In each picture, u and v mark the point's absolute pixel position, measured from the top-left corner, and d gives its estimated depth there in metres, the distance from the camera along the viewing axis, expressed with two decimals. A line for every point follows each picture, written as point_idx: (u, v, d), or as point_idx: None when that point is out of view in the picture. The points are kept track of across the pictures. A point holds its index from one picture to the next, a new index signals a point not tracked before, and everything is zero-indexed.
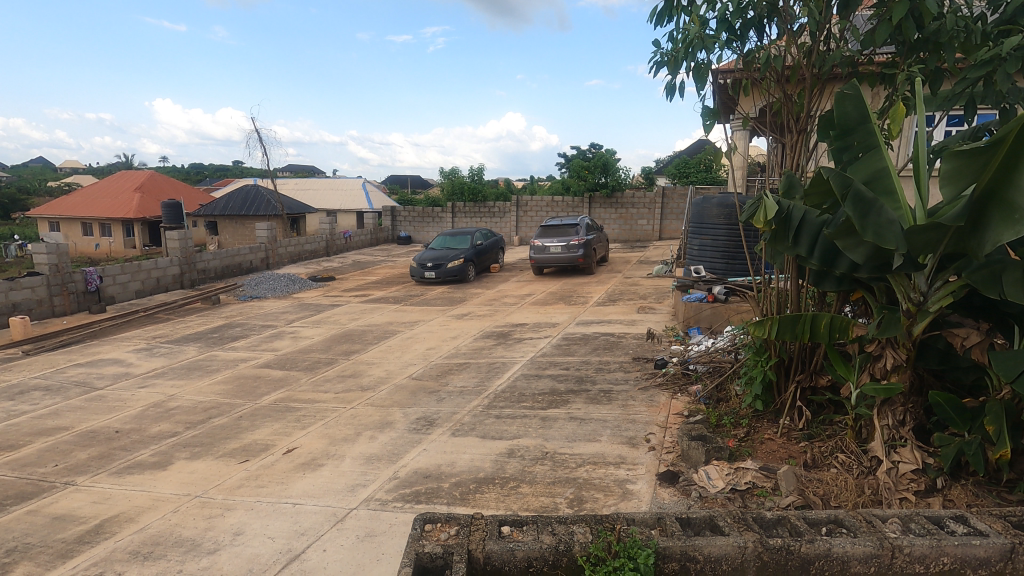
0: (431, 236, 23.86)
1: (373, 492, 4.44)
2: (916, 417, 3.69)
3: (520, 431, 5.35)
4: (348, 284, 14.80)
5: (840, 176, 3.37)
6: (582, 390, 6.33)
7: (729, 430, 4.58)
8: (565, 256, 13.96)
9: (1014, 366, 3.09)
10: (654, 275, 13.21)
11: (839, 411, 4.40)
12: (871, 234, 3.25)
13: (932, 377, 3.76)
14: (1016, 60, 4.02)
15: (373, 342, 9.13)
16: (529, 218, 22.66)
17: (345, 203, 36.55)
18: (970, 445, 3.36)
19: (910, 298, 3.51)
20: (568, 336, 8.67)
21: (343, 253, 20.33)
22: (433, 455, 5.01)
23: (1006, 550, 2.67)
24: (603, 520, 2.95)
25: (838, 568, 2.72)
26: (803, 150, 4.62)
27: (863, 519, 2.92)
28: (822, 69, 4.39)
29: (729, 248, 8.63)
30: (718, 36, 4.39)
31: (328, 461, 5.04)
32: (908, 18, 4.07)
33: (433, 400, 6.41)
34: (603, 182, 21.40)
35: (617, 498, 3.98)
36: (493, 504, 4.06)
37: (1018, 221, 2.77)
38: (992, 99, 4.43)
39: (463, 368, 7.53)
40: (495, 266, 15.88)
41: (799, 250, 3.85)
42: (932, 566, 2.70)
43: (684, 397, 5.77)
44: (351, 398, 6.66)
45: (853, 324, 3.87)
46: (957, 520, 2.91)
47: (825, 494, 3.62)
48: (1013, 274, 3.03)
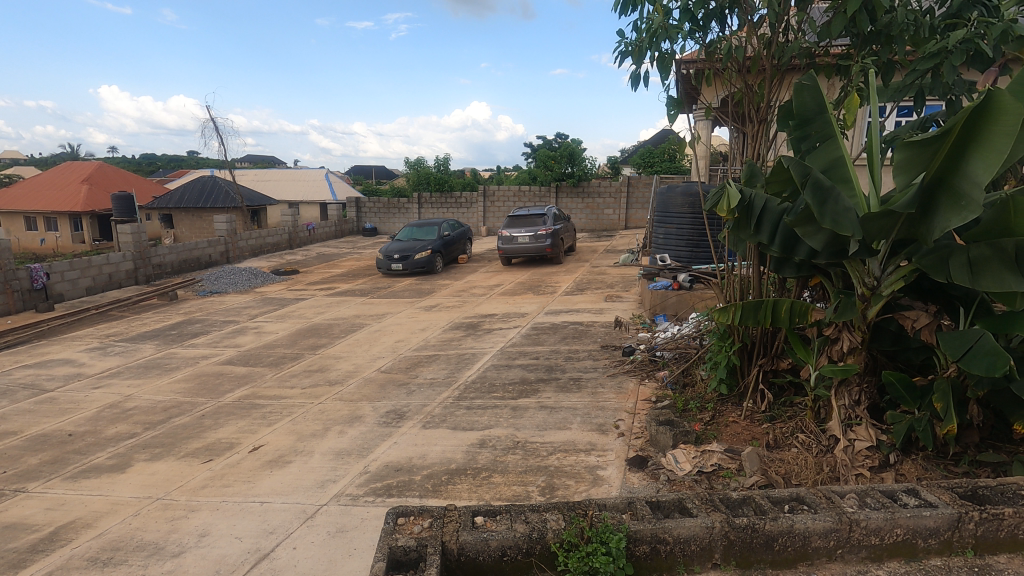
0: (397, 227, 23.56)
1: (344, 487, 4.38)
2: (870, 396, 3.87)
3: (491, 422, 5.36)
4: (313, 277, 14.49)
5: (800, 165, 3.44)
6: (551, 378, 6.39)
7: (695, 414, 4.72)
8: (533, 247, 13.99)
9: (960, 345, 3.24)
10: (619, 265, 13.40)
11: (799, 392, 4.54)
12: (829, 222, 3.33)
13: (884, 359, 3.93)
14: (961, 53, 4.18)
15: (340, 335, 8.99)
16: (496, 209, 22.58)
17: (308, 195, 35.65)
18: (920, 422, 3.53)
19: (864, 283, 3.64)
20: (537, 326, 8.70)
21: (306, 246, 19.88)
22: (404, 448, 4.97)
23: (953, 520, 2.81)
24: (576, 506, 2.98)
25: (800, 543, 2.83)
26: (763, 140, 4.69)
27: (823, 496, 3.03)
28: (780, 60, 4.48)
29: (693, 237, 8.80)
30: (680, 27, 4.43)
31: (296, 458, 4.95)
32: (861, 11, 4.19)
33: (403, 393, 6.36)
34: (569, 172, 21.71)
35: (588, 485, 4.05)
36: (466, 495, 4.07)
37: (963, 208, 2.88)
38: (940, 91, 4.60)
39: (433, 360, 7.48)
40: (463, 257, 15.80)
41: (761, 237, 3.94)
42: (886, 537, 2.83)
43: (651, 383, 5.88)
44: (318, 393, 6.54)
45: (812, 308, 3.99)
46: (909, 494, 3.04)
47: (787, 473, 3.76)
48: (959, 259, 3.16)
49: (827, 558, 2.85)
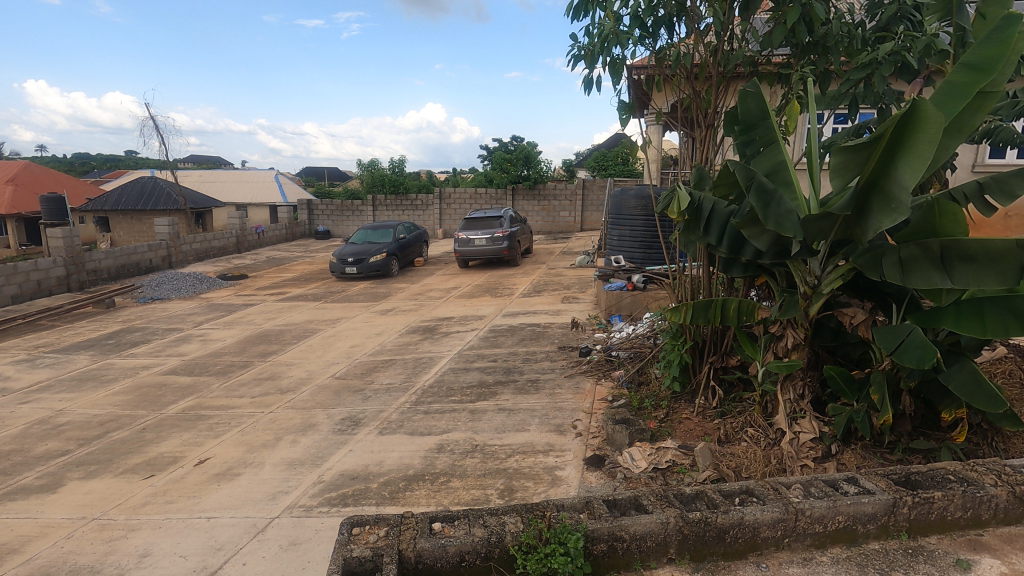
0: (351, 230, 23.13)
1: (296, 498, 4.24)
2: (813, 390, 4.04)
3: (449, 426, 5.31)
4: (262, 282, 14.01)
5: (744, 169, 3.57)
6: (509, 380, 6.39)
7: (650, 412, 4.82)
8: (490, 249, 13.98)
9: (893, 339, 3.43)
10: (576, 266, 13.57)
11: (747, 388, 4.69)
12: (772, 223, 3.47)
13: (826, 354, 4.12)
14: (889, 65, 4.44)
15: (292, 342, 8.72)
16: (452, 211, 22.49)
17: (257, 197, 34.52)
18: (858, 413, 3.71)
19: (806, 281, 3.80)
20: (494, 328, 8.70)
21: (255, 250, 19.23)
22: (360, 456, 4.86)
23: (889, 504, 2.97)
24: (534, 508, 2.98)
25: (750, 534, 2.92)
26: (710, 144, 4.85)
27: (771, 488, 3.15)
28: (725, 67, 4.64)
29: (646, 238, 9.00)
30: (631, 33, 4.52)
31: (245, 470, 4.76)
32: (800, 23, 4.40)
33: (358, 399, 6.22)
34: (525, 174, 21.81)
35: (546, 485, 4.07)
36: (424, 501, 4.02)
37: (893, 210, 3.05)
38: (872, 100, 4.86)
39: (389, 365, 7.35)
40: (420, 260, 15.65)
41: (709, 238, 4.06)
42: (829, 524, 2.96)
43: (607, 382, 5.97)
44: (269, 402, 6.32)
45: (758, 307, 4.13)
46: (849, 482, 3.18)
47: (737, 467, 3.88)
48: (891, 258, 3.33)
49: (775, 548, 2.95)
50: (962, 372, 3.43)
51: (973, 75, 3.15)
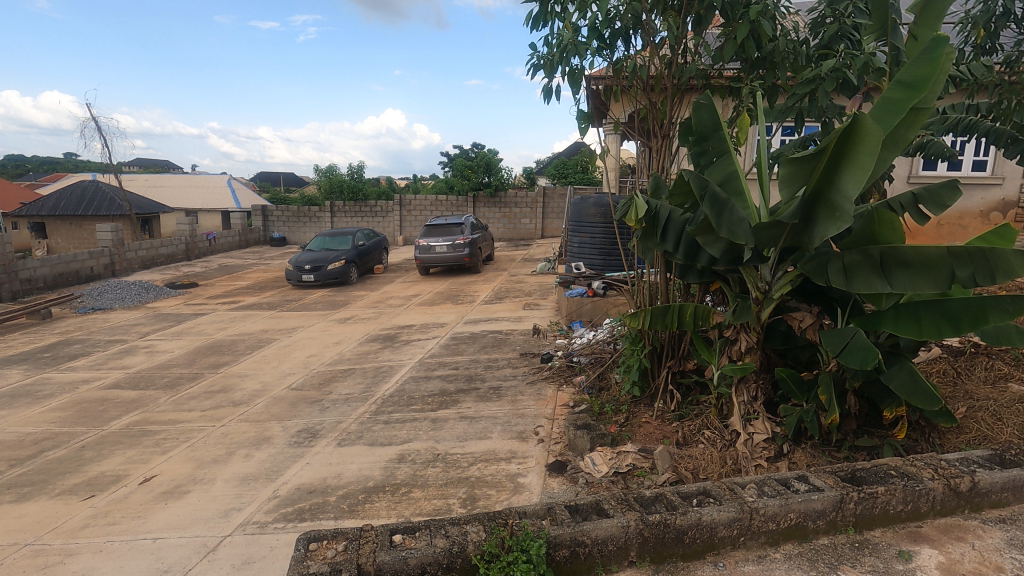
0: (308, 236, 22.61)
1: (250, 515, 4.08)
2: (765, 392, 4.18)
3: (410, 435, 5.23)
4: (214, 291, 13.51)
5: (698, 178, 3.68)
6: (471, 388, 6.35)
7: (611, 417, 4.88)
8: (451, 256, 13.91)
9: (838, 341, 3.58)
10: (537, 273, 13.66)
11: (703, 391, 4.82)
12: (726, 232, 3.58)
13: (777, 357, 4.27)
14: (831, 81, 4.67)
15: (245, 352, 8.43)
16: (413, 218, 22.29)
17: (208, 202, 33.35)
18: (807, 413, 3.86)
19: (758, 287, 3.94)
20: (456, 336, 8.65)
21: (206, 257, 18.54)
22: (317, 469, 4.73)
23: (837, 500, 3.09)
24: (496, 516, 2.96)
25: (707, 535, 2.99)
26: (666, 154, 4.99)
27: (727, 488, 3.23)
28: (679, 80, 4.78)
29: (606, 245, 9.15)
30: (589, 44, 4.60)
31: (195, 487, 4.56)
32: (748, 39, 4.59)
33: (316, 410, 6.06)
34: (486, 182, 21.78)
35: (509, 493, 4.06)
36: (384, 513, 3.93)
37: (838, 219, 3.20)
38: (816, 113, 5.09)
39: (348, 374, 7.20)
40: (380, 267, 15.44)
41: (666, 245, 4.15)
42: (782, 522, 3.05)
43: (568, 388, 6.02)
44: (221, 415, 6.08)
45: (713, 312, 4.25)
46: (800, 480, 3.30)
47: (695, 468, 3.97)
48: (836, 264, 3.49)
49: (731, 546, 3.03)
50: (901, 372, 3.62)
51: (907, 92, 3.35)
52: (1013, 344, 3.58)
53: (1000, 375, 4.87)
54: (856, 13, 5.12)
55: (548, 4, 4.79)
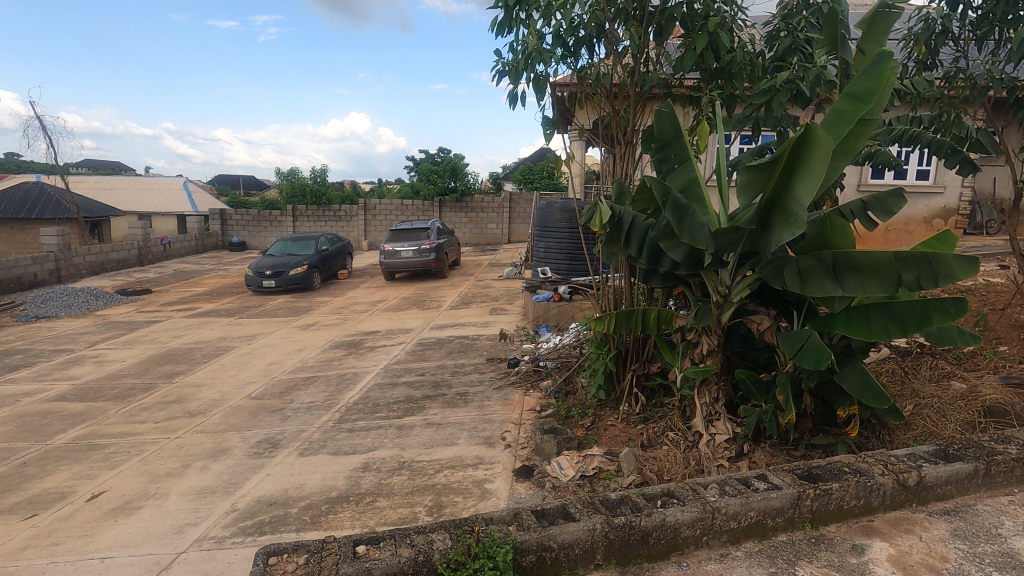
0: (269, 241, 22.07)
1: (207, 530, 3.94)
2: (726, 393, 4.28)
3: (374, 443, 5.15)
4: (169, 297, 13.01)
5: (660, 185, 3.75)
6: (438, 394, 6.29)
7: (577, 421, 4.91)
8: (417, 261, 13.79)
9: (794, 343, 3.70)
10: (504, 278, 13.67)
11: (667, 393, 4.90)
12: (687, 237, 3.66)
13: (737, 359, 4.39)
14: (786, 92, 4.84)
15: (202, 361, 8.15)
16: (378, 222, 22.01)
17: (163, 205, 32.17)
18: (766, 413, 3.97)
19: (718, 291, 4.03)
20: (422, 342, 8.56)
21: (160, 263, 17.86)
22: (278, 480, 4.59)
23: (794, 498, 3.19)
24: (462, 523, 2.94)
25: (672, 535, 3.03)
26: (629, 161, 5.08)
27: (689, 489, 3.29)
28: (642, 88, 4.87)
29: (572, 250, 9.23)
30: (553, 51, 4.64)
31: (147, 503, 4.36)
32: (707, 50, 4.72)
33: (277, 419, 5.90)
34: (452, 186, 21.75)
35: (476, 499, 4.03)
36: (348, 523, 3.85)
37: (792, 225, 3.32)
38: (772, 123, 5.27)
39: (311, 382, 7.03)
40: (344, 272, 15.17)
41: (630, 250, 4.21)
42: (743, 520, 3.13)
43: (535, 393, 6.02)
44: (176, 427, 5.85)
45: (676, 315, 4.33)
46: (759, 479, 3.39)
47: (659, 470, 4.03)
48: (791, 268, 3.60)
49: (694, 546, 3.08)
50: (853, 372, 3.76)
51: (855, 103, 3.50)
52: (955, 344, 3.77)
53: (942, 373, 5.14)
54: (808, 28, 5.33)
55: (513, 11, 4.82)
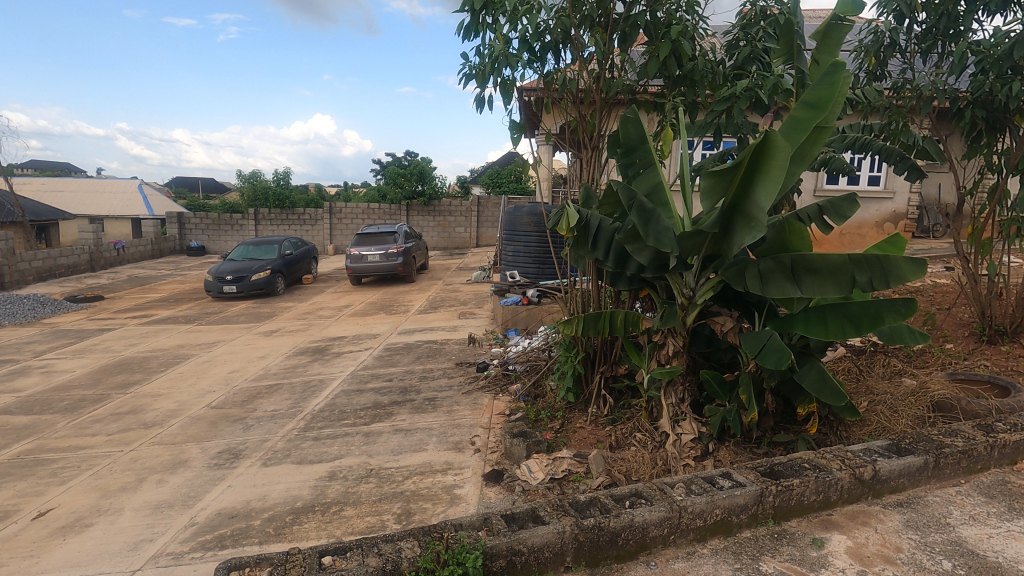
0: (230, 245, 21.47)
1: (163, 545, 3.78)
2: (691, 393, 4.36)
3: (341, 451, 5.04)
4: (123, 304, 12.49)
5: (626, 190, 3.81)
6: (406, 400, 6.21)
7: (546, 424, 4.92)
8: (384, 265, 13.61)
9: (756, 344, 3.80)
10: (472, 282, 13.63)
11: (635, 395, 4.97)
12: (652, 241, 3.72)
13: (701, 359, 4.48)
14: (745, 99, 4.99)
15: (159, 370, 7.85)
16: (344, 226, 21.66)
17: (116, 208, 30.95)
18: (730, 413, 4.06)
19: (683, 293, 4.11)
20: (389, 347, 8.45)
21: (113, 268, 17.15)
22: (241, 491, 4.45)
23: (757, 494, 3.27)
24: (431, 530, 2.91)
25: (640, 535, 3.06)
26: (595, 165, 5.15)
27: (657, 488, 3.34)
28: (607, 94, 4.94)
29: (540, 254, 9.27)
30: (519, 56, 4.66)
31: (99, 519, 4.17)
32: (671, 57, 4.83)
33: (239, 429, 5.72)
34: (420, 190, 21.59)
35: (445, 505, 3.99)
36: (314, 534, 3.76)
37: (753, 229, 3.41)
38: (732, 130, 5.38)
39: (274, 390, 6.85)
40: (308, 277, 14.86)
41: (597, 254, 4.26)
42: (708, 518, 3.18)
43: (504, 397, 6.01)
44: (130, 439, 5.61)
45: (642, 318, 4.38)
46: (724, 477, 3.46)
47: (627, 470, 4.07)
48: (752, 271, 3.70)
49: (662, 545, 3.12)
50: (812, 371, 3.88)
51: (812, 112, 3.61)
52: (905, 343, 3.93)
53: (894, 371, 5.36)
54: (766, 38, 5.50)
55: (479, 15, 4.83)
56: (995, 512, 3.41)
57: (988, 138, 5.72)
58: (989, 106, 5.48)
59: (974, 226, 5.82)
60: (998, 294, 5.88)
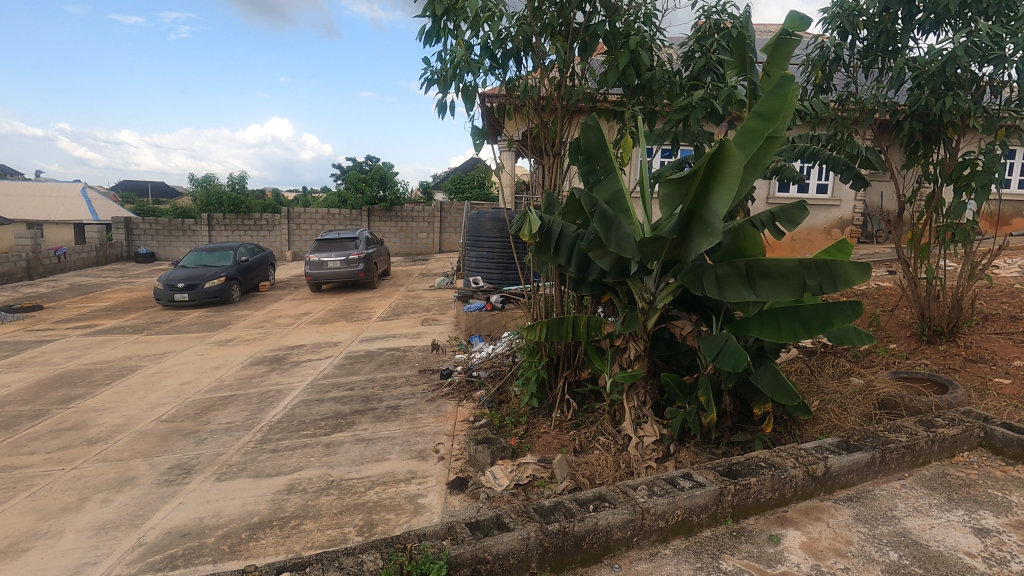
0: (181, 251, 20.67)
1: (108, 568, 3.59)
2: (652, 396, 4.44)
3: (300, 463, 4.90)
4: (64, 314, 11.84)
5: (588, 196, 3.86)
6: (368, 409, 6.10)
7: (511, 429, 4.92)
8: (344, 271, 13.36)
9: (714, 346, 3.89)
10: (436, 288, 13.53)
11: (598, 399, 5.02)
12: (614, 246, 3.77)
13: (662, 363, 4.56)
14: (701, 109, 5.14)
15: (104, 382, 7.46)
16: (303, 232, 21.17)
17: (56, 212, 29.37)
18: (690, 414, 4.15)
19: (643, 298, 4.18)
20: (350, 355, 8.29)
21: (53, 276, 16.24)
22: (193, 508, 4.27)
23: (716, 494, 3.35)
24: (394, 542, 2.85)
25: (604, 538, 3.09)
26: (557, 172, 5.21)
27: (620, 491, 3.37)
28: (568, 102, 5.00)
29: (503, 259, 9.29)
30: (481, 62, 4.67)
31: (37, 543, 3.92)
32: (629, 67, 4.94)
33: (191, 443, 5.49)
34: (381, 196, 21.35)
35: (409, 515, 3.93)
36: (272, 550, 3.64)
37: (709, 235, 3.51)
38: (689, 138, 5.51)
39: (229, 401, 6.61)
40: (265, 284, 14.45)
41: (560, 259, 4.29)
42: (670, 518, 3.24)
43: (468, 403, 5.97)
44: (72, 457, 5.30)
45: (604, 322, 4.44)
46: (685, 478, 3.53)
47: (591, 474, 4.10)
48: (709, 275, 3.80)
49: (626, 547, 3.16)
50: (767, 372, 4.00)
51: (763, 122, 3.75)
52: (852, 343, 4.11)
53: (843, 370, 5.59)
54: (720, 50, 5.69)
55: (441, 21, 4.82)
56: (936, 503, 3.59)
57: (924, 149, 6.07)
58: (925, 120, 5.82)
59: (913, 232, 6.15)
60: (935, 295, 6.22)
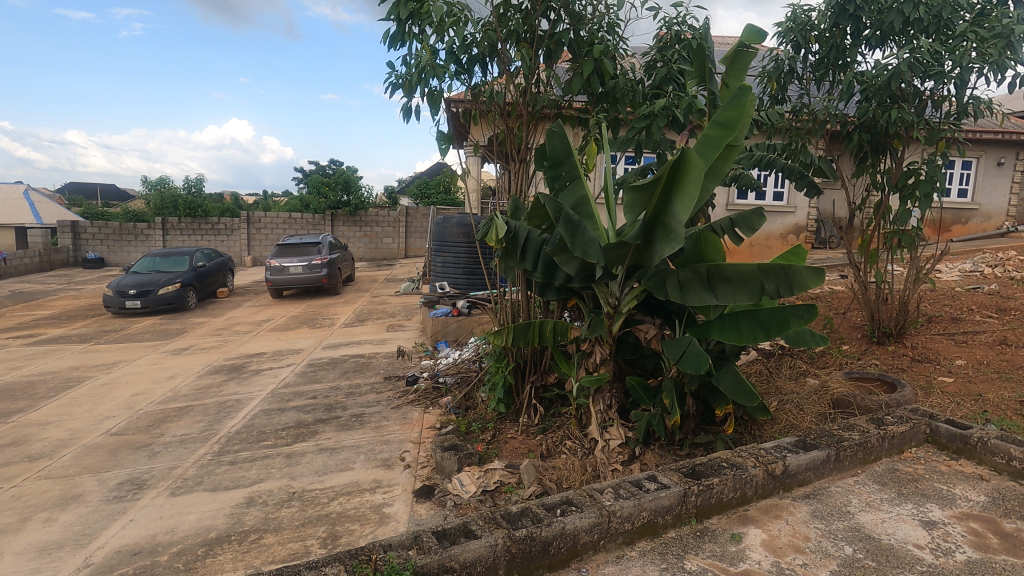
0: (133, 256, 19.84)
1: None
2: (618, 400, 4.49)
3: (260, 475, 4.75)
4: (3, 323, 11.17)
5: (553, 202, 3.88)
6: (332, 418, 5.96)
7: (478, 436, 4.89)
8: (307, 277, 13.07)
9: (677, 349, 3.96)
10: (401, 294, 13.37)
11: (564, 403, 5.05)
12: (579, 251, 3.80)
13: (627, 366, 4.62)
14: (663, 117, 5.25)
15: (48, 395, 7.07)
16: (263, 237, 20.62)
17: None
18: (654, 417, 4.21)
19: (608, 302, 4.23)
20: (313, 362, 8.09)
21: None
22: (145, 525, 4.08)
23: (680, 494, 3.41)
24: (359, 553, 2.79)
25: (571, 542, 3.10)
26: (523, 177, 5.23)
27: (587, 495, 3.40)
28: (533, 108, 5.03)
29: (469, 264, 9.26)
30: (447, 67, 4.66)
31: None
32: (593, 75, 5.01)
33: (143, 457, 5.25)
34: (345, 200, 21.01)
35: (374, 525, 3.86)
36: (230, 566, 3.51)
37: (672, 240, 3.58)
38: (651, 146, 5.57)
39: (185, 412, 6.37)
40: (223, 290, 14.00)
41: (526, 265, 4.30)
42: (636, 520, 3.28)
43: (435, 410, 5.91)
44: (11, 474, 5.00)
45: (570, 327, 4.47)
46: (649, 480, 3.58)
47: (558, 479, 4.12)
48: (672, 280, 3.88)
49: (593, 551, 3.17)
50: (728, 374, 4.10)
51: (721, 131, 3.86)
52: (807, 345, 4.26)
53: (800, 372, 5.78)
54: (681, 60, 5.84)
55: (406, 25, 4.79)
56: (886, 498, 3.74)
57: (872, 159, 6.32)
58: (873, 131, 6.10)
59: (863, 238, 6.41)
60: (884, 298, 6.51)
